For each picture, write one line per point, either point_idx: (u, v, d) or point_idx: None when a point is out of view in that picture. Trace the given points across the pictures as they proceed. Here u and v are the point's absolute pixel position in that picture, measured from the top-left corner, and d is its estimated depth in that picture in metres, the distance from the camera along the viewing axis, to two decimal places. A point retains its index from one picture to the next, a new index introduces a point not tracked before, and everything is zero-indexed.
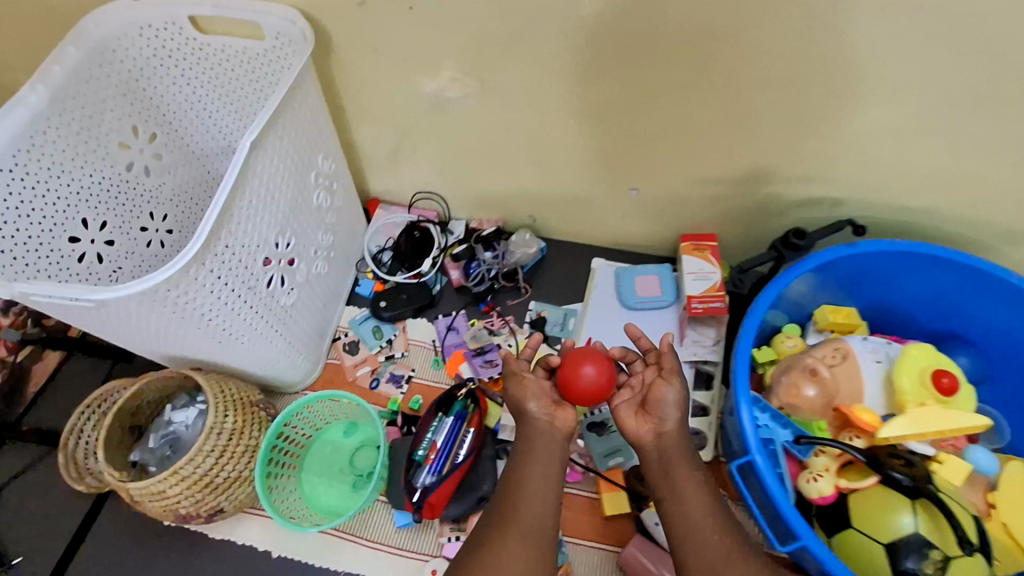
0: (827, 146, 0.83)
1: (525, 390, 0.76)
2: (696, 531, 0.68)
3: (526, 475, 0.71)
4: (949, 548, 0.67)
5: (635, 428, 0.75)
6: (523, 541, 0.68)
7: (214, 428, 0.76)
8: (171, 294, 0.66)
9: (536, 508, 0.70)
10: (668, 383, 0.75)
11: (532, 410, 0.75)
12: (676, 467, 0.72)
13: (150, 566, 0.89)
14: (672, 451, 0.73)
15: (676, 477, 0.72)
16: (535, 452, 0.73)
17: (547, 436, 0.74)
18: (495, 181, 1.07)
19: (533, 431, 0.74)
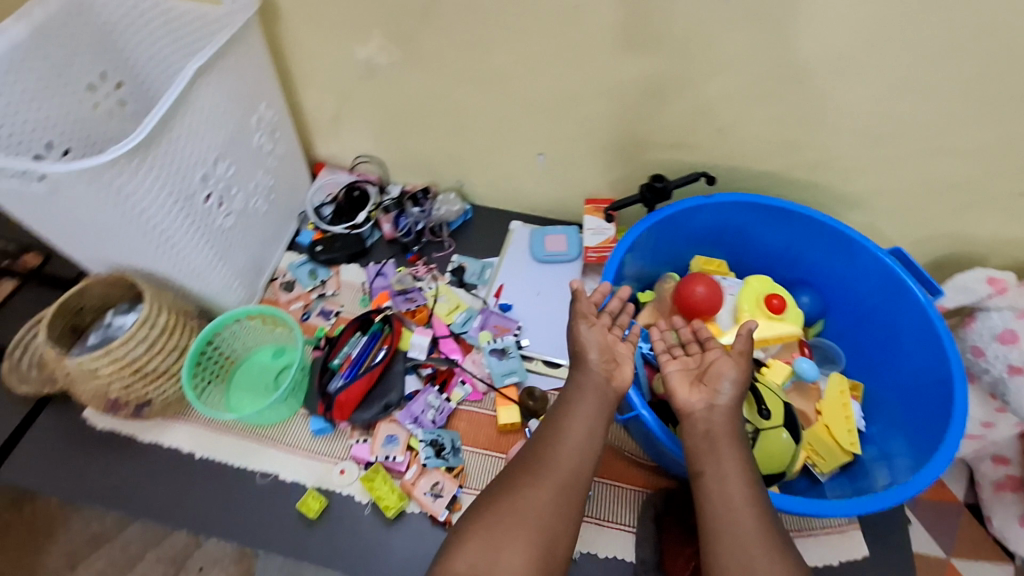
0: (688, 113, 1.01)
1: (589, 338, 0.82)
2: (736, 517, 0.67)
3: (567, 426, 0.77)
4: (760, 423, 0.81)
5: (687, 396, 0.78)
6: (558, 489, 0.72)
7: (147, 321, 0.88)
8: (116, 182, 0.77)
9: (575, 458, 0.75)
10: (728, 357, 0.78)
11: (592, 358, 0.81)
12: (724, 449, 0.72)
13: (83, 464, 0.98)
14: (721, 427, 0.73)
15: (722, 453, 0.71)
16: (577, 407, 0.78)
17: (596, 389, 0.79)
18: (424, 145, 1.22)
19: (589, 380, 0.80)
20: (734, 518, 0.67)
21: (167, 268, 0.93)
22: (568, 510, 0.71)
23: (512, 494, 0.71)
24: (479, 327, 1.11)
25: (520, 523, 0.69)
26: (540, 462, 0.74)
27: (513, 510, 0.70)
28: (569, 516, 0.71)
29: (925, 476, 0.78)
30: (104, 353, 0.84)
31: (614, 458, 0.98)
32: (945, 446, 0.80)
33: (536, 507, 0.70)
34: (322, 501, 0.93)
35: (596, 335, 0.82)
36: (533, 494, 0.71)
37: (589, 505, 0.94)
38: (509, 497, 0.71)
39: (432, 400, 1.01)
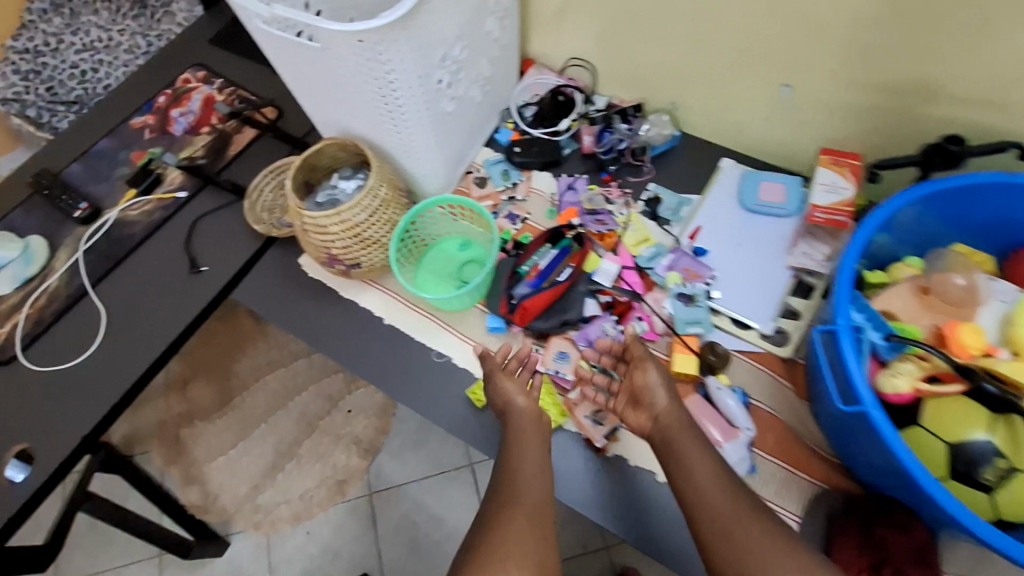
0: (1018, 59, 0.78)
1: (508, 388, 0.87)
2: (730, 530, 0.69)
3: (517, 460, 0.80)
4: (1019, 461, 0.70)
5: (635, 422, 0.84)
6: (528, 516, 0.73)
7: (372, 190, 0.94)
8: (378, 48, 0.78)
9: (529, 489, 0.76)
10: (646, 368, 0.86)
11: (516, 404, 0.86)
12: (679, 441, 0.79)
13: (294, 303, 1.12)
14: (671, 427, 0.80)
15: (678, 449, 0.78)
16: (522, 440, 0.82)
17: (535, 423, 0.84)
18: (649, 57, 1.10)
19: (518, 423, 0.84)
20: (704, 501, 0.72)
21: (392, 139, 0.97)
22: (543, 532, 0.72)
23: (493, 532, 0.71)
24: (668, 266, 1.05)
25: (510, 557, 0.68)
26: (499, 501, 0.75)
27: (498, 550, 0.69)
28: (545, 545, 0.71)
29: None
30: (335, 214, 0.92)
31: (796, 443, 0.91)
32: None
33: (517, 541, 0.70)
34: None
35: (513, 388, 0.87)
36: (507, 529, 0.71)
37: (754, 480, 0.89)
38: (495, 531, 0.71)
39: (608, 328, 0.99)
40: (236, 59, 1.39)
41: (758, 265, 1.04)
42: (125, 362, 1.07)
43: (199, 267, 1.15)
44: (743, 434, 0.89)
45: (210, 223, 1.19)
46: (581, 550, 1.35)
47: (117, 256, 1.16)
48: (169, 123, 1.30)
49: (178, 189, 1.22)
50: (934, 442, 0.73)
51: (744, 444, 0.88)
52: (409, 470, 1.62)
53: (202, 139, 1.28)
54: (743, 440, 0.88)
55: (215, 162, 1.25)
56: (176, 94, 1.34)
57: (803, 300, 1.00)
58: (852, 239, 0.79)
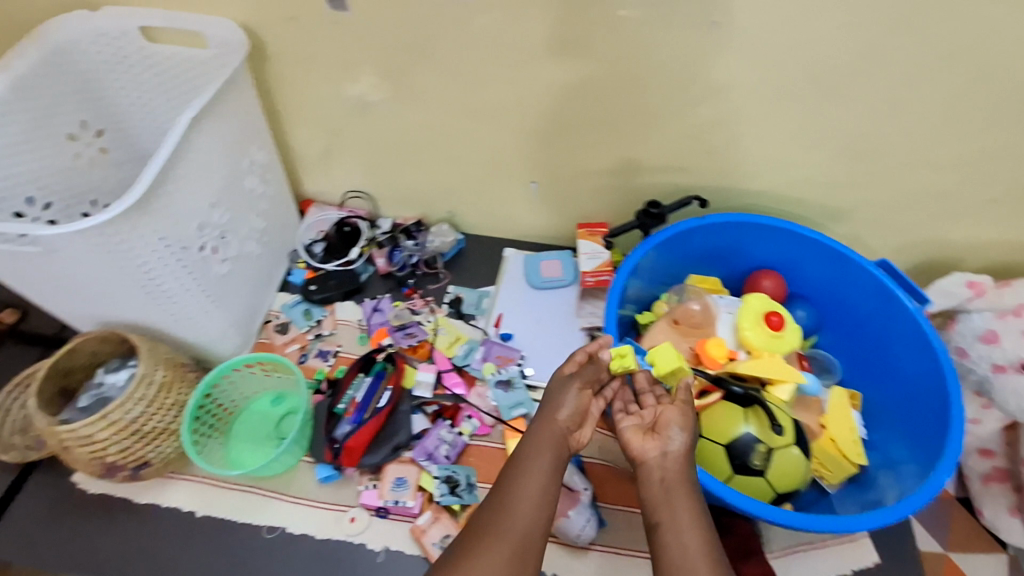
0: (677, 137, 1.03)
1: (564, 396, 0.74)
2: None
3: (518, 485, 0.68)
4: (773, 442, 0.81)
5: (643, 448, 0.69)
6: (509, 555, 0.64)
7: (145, 378, 0.85)
8: (114, 239, 0.75)
9: (528, 519, 0.66)
10: (671, 406, 0.71)
11: (554, 415, 0.73)
12: (679, 508, 0.64)
13: (74, 532, 0.92)
14: (675, 475, 0.66)
15: (678, 504, 0.65)
16: (526, 462, 0.70)
17: (554, 438, 0.71)
18: (415, 178, 1.21)
19: (544, 433, 0.72)
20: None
21: (163, 317, 0.91)
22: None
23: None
24: (482, 358, 1.11)
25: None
26: (477, 534, 0.66)
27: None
28: None
29: (919, 498, 0.79)
30: (99, 417, 0.81)
31: (629, 484, 0.98)
32: (949, 451, 0.83)
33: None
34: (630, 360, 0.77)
35: (580, 395, 0.74)
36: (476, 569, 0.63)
37: (605, 533, 0.93)
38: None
39: (446, 434, 1.00)
40: None
41: (556, 337, 1.15)
42: None
43: None
44: (583, 495, 0.92)
45: None
46: None
47: None
48: None
49: None
50: (717, 450, 0.82)
51: (587, 504, 0.91)
52: None
53: None
54: (585, 501, 0.91)
55: None
56: None
57: None
58: (608, 298, 0.94)
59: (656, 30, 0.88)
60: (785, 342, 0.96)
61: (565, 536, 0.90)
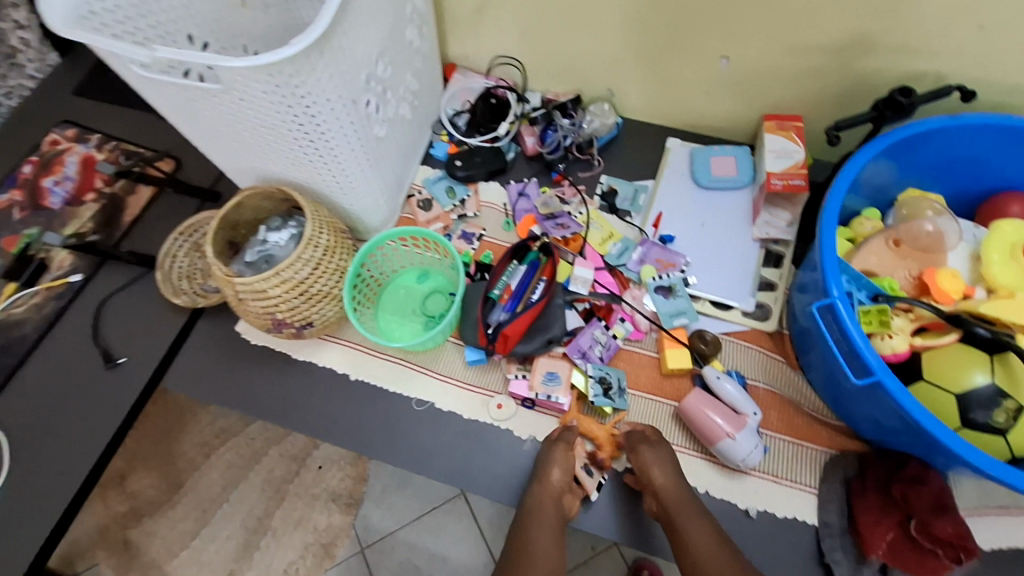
0: (947, 3, 0.79)
1: (553, 456, 0.84)
2: None
3: (532, 543, 0.77)
4: (1022, 398, 0.68)
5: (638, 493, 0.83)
6: None
7: (312, 240, 0.82)
8: (293, 82, 0.67)
9: (548, 563, 0.75)
10: (647, 458, 0.81)
11: (549, 477, 0.82)
12: (685, 523, 0.76)
13: (241, 378, 0.98)
14: (677, 505, 0.78)
15: (686, 524, 0.76)
16: (534, 515, 0.79)
17: (555, 497, 0.81)
18: (580, 46, 1.04)
19: (540, 493, 0.81)
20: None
21: (324, 179, 0.86)
22: None
23: None
24: (639, 260, 1.00)
25: None
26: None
27: None
28: None
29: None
30: (273, 272, 0.79)
31: (797, 414, 0.89)
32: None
33: None
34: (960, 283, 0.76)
35: (563, 455, 0.83)
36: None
37: (765, 461, 0.87)
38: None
39: (600, 336, 0.94)
40: (112, 108, 1.20)
41: (726, 246, 1.01)
42: (47, 493, 0.89)
43: (115, 359, 0.97)
44: (750, 420, 0.84)
45: (119, 303, 1.02)
46: (591, 552, 1.14)
47: (10, 365, 0.96)
48: (43, 196, 1.10)
49: (71, 273, 1.03)
50: (943, 395, 0.71)
51: (754, 429, 0.84)
52: (399, 513, 1.25)
53: (88, 208, 1.09)
54: (753, 426, 0.84)
55: (110, 233, 1.07)
56: (44, 160, 1.13)
57: (775, 270, 0.99)
58: (827, 206, 0.78)
59: None
60: None
61: (725, 458, 0.84)
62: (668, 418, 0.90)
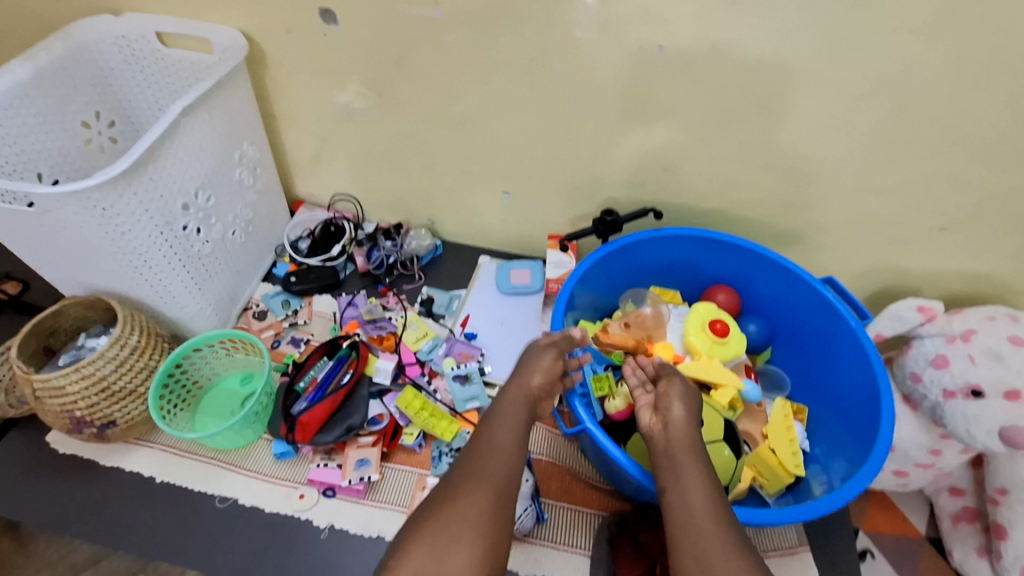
0: (636, 154, 1.10)
1: (539, 364, 0.82)
2: (694, 526, 0.65)
3: (497, 445, 0.73)
4: (698, 435, 0.85)
5: (647, 423, 0.78)
6: (494, 494, 0.68)
7: (119, 340, 0.91)
8: (99, 205, 0.82)
9: (508, 458, 0.72)
10: (669, 389, 0.79)
11: (525, 380, 0.80)
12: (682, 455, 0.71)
13: (41, 488, 0.97)
14: (680, 438, 0.73)
15: (681, 463, 0.71)
16: (508, 416, 0.76)
17: (527, 399, 0.78)
18: (398, 184, 1.29)
19: (521, 394, 0.78)
20: (692, 528, 0.65)
21: (144, 288, 0.98)
22: (503, 514, 0.68)
23: (443, 517, 0.66)
24: (444, 354, 1.16)
25: (455, 543, 0.65)
26: (468, 471, 0.70)
27: (449, 517, 0.66)
28: (502, 523, 0.67)
29: (861, 485, 0.80)
30: (72, 369, 0.87)
31: (573, 481, 1.00)
32: (879, 450, 0.84)
33: (466, 516, 0.66)
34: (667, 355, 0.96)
35: (555, 364, 0.82)
36: (467, 498, 0.68)
37: (544, 528, 0.95)
38: (447, 503, 0.68)
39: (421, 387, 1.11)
40: None
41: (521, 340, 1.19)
42: None
43: None
44: (524, 486, 0.93)
45: None
46: None
47: None
48: None
49: None
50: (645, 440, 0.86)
51: (527, 495, 0.92)
52: None
53: None
54: (526, 492, 0.92)
55: None
56: None
57: None
58: (557, 300, 0.97)
59: (601, 57, 0.97)
60: (729, 348, 0.97)
61: None
62: None
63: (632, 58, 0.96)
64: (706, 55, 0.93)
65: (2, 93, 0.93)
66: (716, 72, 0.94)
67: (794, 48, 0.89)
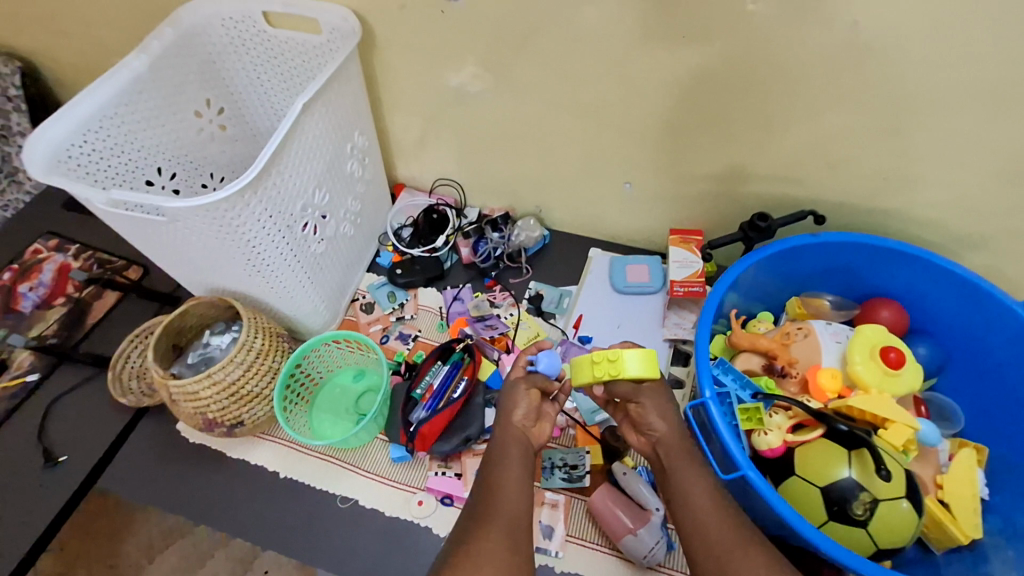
0: (792, 146, 0.94)
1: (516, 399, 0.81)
2: (706, 537, 0.67)
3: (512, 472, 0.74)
4: (877, 489, 0.74)
5: (637, 444, 0.82)
6: (506, 526, 0.68)
7: (246, 344, 0.91)
8: (227, 214, 0.79)
9: (518, 500, 0.72)
10: (646, 404, 0.78)
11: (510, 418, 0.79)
12: (675, 464, 0.74)
13: (173, 476, 1.01)
14: (670, 447, 0.76)
15: (675, 472, 0.74)
16: (507, 452, 0.76)
17: (518, 438, 0.78)
18: (506, 171, 1.19)
19: (508, 435, 0.78)
20: (699, 527, 0.68)
21: (264, 292, 0.97)
22: (518, 549, 0.67)
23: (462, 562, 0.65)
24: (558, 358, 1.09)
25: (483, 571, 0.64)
26: (477, 513, 0.70)
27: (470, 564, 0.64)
28: (522, 556, 0.67)
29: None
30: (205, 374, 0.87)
31: None
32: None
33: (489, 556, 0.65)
34: (832, 389, 0.86)
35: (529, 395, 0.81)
36: (485, 541, 0.67)
37: (674, 558, 0.90)
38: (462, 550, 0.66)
39: None
40: (92, 222, 1.32)
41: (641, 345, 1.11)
42: None
43: (56, 458, 1.02)
44: (655, 515, 0.88)
45: (70, 402, 1.08)
46: None
47: None
48: (16, 301, 1.20)
49: (27, 373, 1.11)
50: (809, 489, 0.76)
51: (658, 525, 0.87)
52: None
53: (56, 311, 1.19)
54: (656, 522, 0.87)
55: (71, 334, 1.16)
56: (23, 267, 1.24)
57: (683, 368, 1.07)
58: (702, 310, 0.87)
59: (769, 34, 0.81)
60: (902, 381, 0.85)
61: (631, 555, 0.88)
62: (579, 513, 0.94)
63: (811, 35, 0.80)
64: (912, 33, 0.76)
65: (120, 90, 0.90)
66: (927, 50, 0.77)
67: None
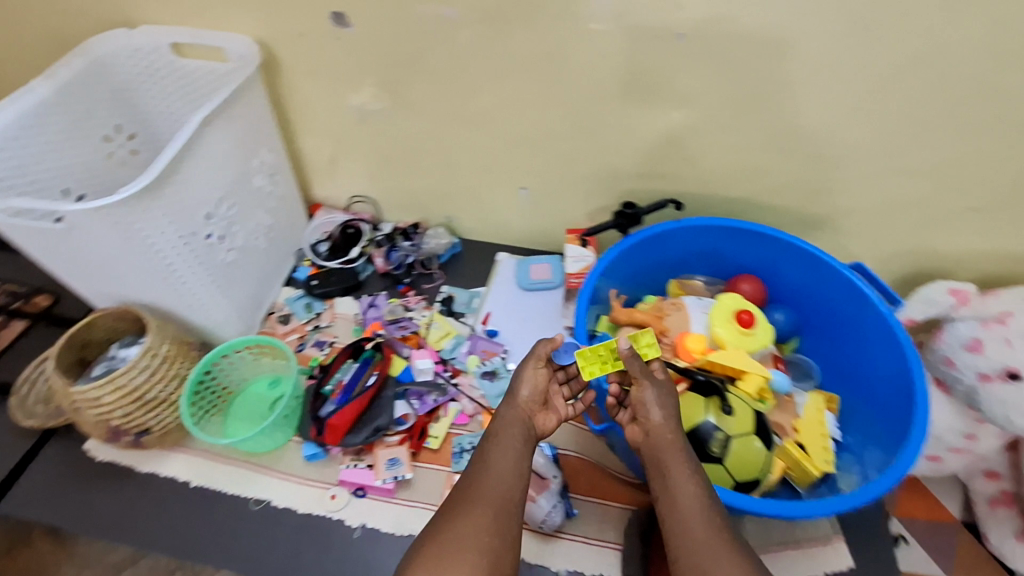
0: (654, 145, 1.08)
1: (524, 377, 0.79)
2: (689, 539, 0.65)
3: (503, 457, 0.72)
4: (729, 427, 0.84)
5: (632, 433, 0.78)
6: (490, 513, 0.67)
7: (151, 350, 0.94)
8: (126, 219, 0.84)
9: (505, 485, 0.70)
10: (644, 392, 0.75)
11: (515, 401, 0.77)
12: (668, 458, 0.71)
13: (79, 495, 1.00)
14: (665, 443, 0.73)
15: (669, 464, 0.71)
16: (502, 438, 0.74)
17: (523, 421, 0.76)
18: (414, 184, 1.29)
19: (506, 418, 0.76)
20: (682, 522, 0.67)
21: (172, 301, 1.01)
22: (502, 536, 0.66)
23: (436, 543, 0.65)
24: (467, 352, 1.17)
25: (458, 554, 0.64)
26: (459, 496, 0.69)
27: (443, 546, 0.64)
28: (502, 545, 0.66)
29: (898, 471, 0.81)
30: (107, 381, 0.90)
31: (599, 474, 1.00)
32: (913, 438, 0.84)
33: (461, 542, 0.65)
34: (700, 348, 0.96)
35: (537, 374, 0.79)
36: (459, 524, 0.66)
37: (576, 523, 0.96)
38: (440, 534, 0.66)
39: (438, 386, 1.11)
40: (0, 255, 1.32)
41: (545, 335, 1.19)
42: None
43: None
44: (553, 483, 0.94)
45: None
46: None
47: None
48: None
49: None
50: None
51: (555, 491, 0.93)
52: None
53: None
54: (554, 488, 0.93)
55: None
56: None
57: None
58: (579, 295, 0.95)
59: (614, 48, 0.96)
60: (755, 339, 0.98)
61: (531, 522, 0.93)
62: None
63: (647, 48, 0.95)
64: (723, 41, 0.91)
65: (24, 113, 0.95)
66: (739, 55, 0.93)
67: (813, 24, 0.87)
